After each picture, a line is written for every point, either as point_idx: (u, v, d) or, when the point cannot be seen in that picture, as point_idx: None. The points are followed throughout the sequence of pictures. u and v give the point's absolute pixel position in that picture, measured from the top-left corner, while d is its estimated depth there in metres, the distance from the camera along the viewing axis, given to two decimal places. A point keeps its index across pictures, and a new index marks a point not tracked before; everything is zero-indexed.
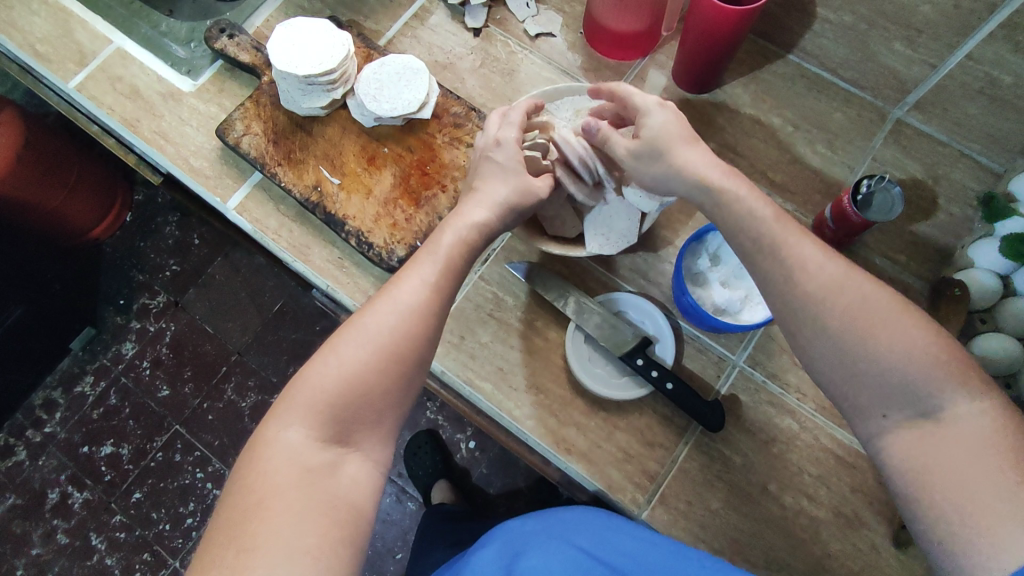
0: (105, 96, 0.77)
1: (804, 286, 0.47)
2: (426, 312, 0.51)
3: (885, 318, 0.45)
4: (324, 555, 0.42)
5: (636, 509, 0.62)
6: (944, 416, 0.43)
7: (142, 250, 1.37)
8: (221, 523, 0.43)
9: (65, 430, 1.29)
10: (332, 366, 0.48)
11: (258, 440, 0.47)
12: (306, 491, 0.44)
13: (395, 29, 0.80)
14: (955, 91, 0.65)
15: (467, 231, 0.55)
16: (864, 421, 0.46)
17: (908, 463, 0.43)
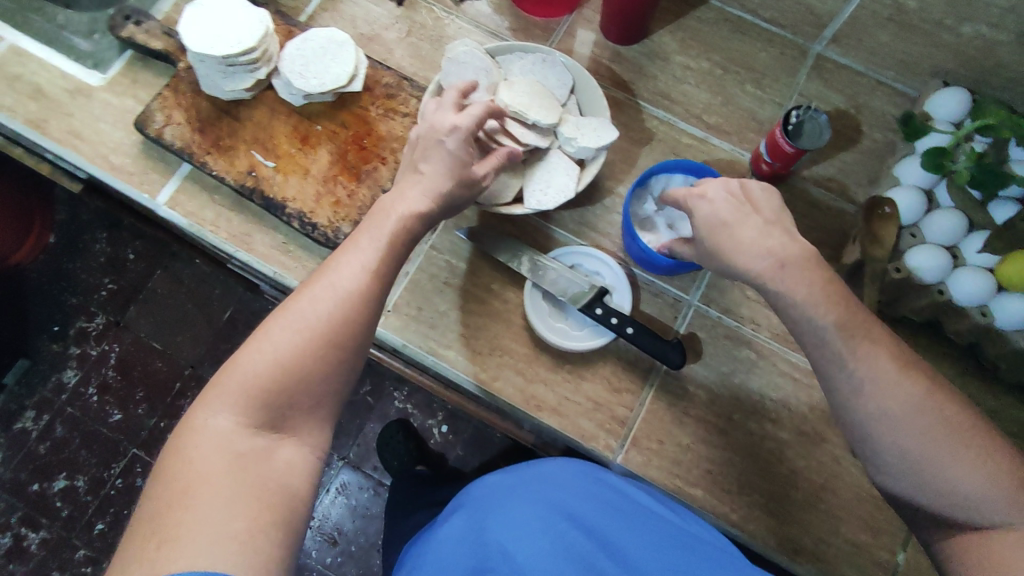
0: (5, 98, 0.71)
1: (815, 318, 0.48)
2: (365, 299, 0.50)
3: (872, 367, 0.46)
4: (253, 539, 0.42)
5: (611, 455, 0.63)
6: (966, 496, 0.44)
7: (70, 271, 1.29)
8: (145, 513, 0.42)
9: (10, 469, 1.22)
10: (265, 352, 0.47)
11: (183, 427, 0.46)
12: (235, 478, 0.44)
13: (315, 4, 0.77)
14: (867, 21, 0.67)
15: (410, 219, 0.54)
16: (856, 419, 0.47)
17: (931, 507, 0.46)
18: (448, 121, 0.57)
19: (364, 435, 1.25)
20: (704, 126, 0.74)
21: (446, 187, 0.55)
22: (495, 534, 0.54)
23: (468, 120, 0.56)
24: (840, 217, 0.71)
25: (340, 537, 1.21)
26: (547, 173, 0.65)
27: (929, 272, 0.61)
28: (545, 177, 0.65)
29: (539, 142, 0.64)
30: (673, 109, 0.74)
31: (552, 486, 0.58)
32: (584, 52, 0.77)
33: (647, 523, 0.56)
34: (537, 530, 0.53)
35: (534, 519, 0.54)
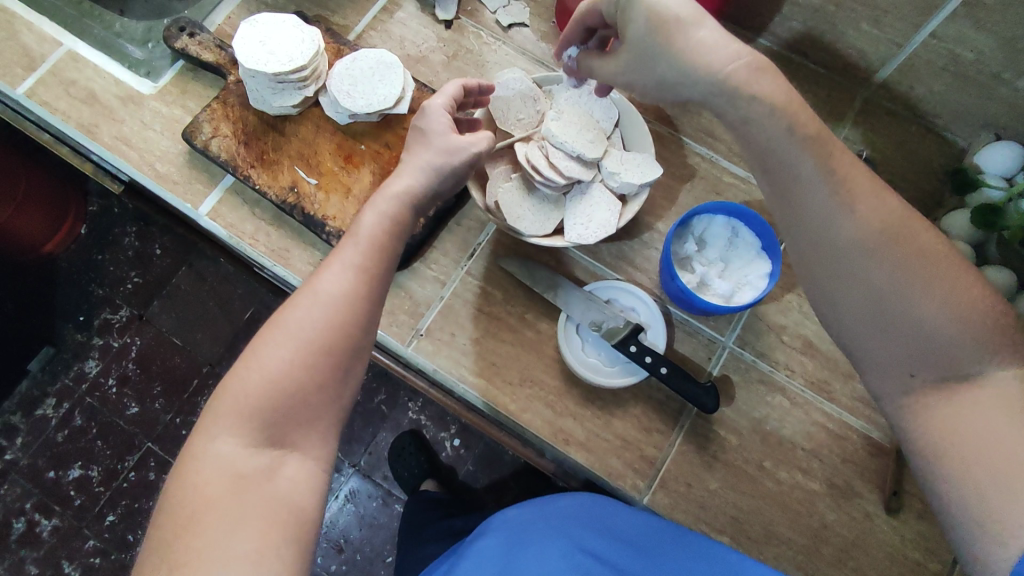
0: (58, 101, 0.73)
1: (854, 238, 0.45)
2: (351, 299, 0.49)
3: (911, 263, 0.45)
4: (265, 557, 0.41)
5: (637, 495, 0.62)
6: (976, 380, 0.45)
7: (100, 263, 1.31)
8: (154, 546, 0.41)
9: (27, 456, 1.23)
10: (255, 370, 0.46)
11: (185, 455, 0.45)
12: (241, 499, 0.43)
13: (364, 23, 0.78)
14: (921, 69, 0.67)
15: (394, 214, 0.53)
16: (887, 382, 0.48)
17: (931, 423, 0.46)
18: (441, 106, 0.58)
19: (377, 445, 1.25)
20: None
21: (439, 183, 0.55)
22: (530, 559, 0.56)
23: (439, 100, 0.58)
24: None
25: (346, 546, 1.21)
26: (587, 206, 0.64)
27: None
28: (585, 211, 0.64)
29: (583, 175, 0.63)
30: (716, 146, 0.74)
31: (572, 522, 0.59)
32: None
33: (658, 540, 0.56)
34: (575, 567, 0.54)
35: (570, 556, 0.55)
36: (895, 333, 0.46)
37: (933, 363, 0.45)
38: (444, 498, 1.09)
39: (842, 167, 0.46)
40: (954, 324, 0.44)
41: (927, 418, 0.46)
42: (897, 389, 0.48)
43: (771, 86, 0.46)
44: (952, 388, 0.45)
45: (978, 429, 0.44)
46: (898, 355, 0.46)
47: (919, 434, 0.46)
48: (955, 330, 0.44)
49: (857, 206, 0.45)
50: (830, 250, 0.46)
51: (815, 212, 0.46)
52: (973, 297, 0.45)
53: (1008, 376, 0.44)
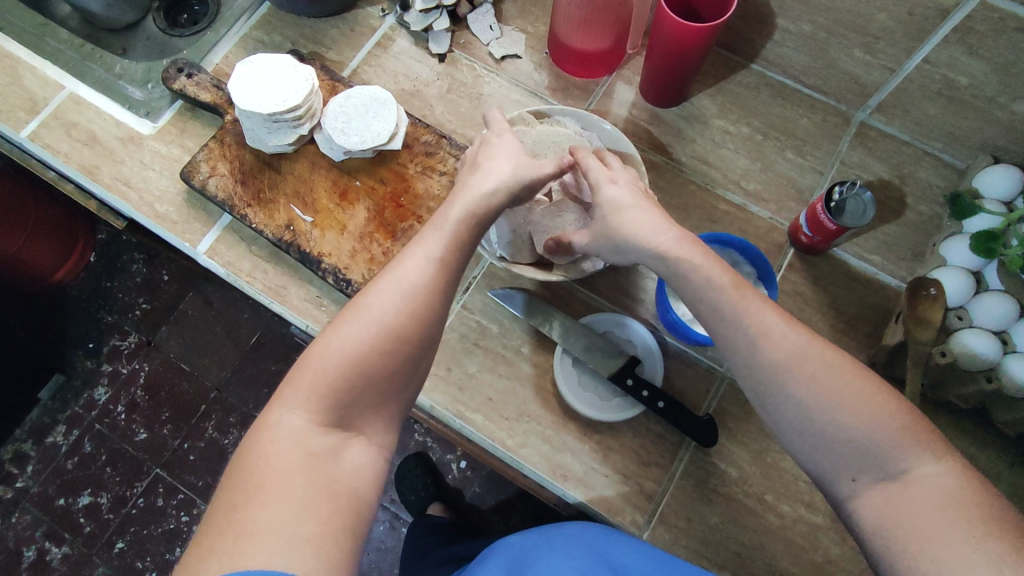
0: (61, 143, 0.74)
1: (766, 349, 0.46)
2: (432, 289, 0.50)
3: (824, 371, 0.45)
4: (324, 541, 0.40)
5: (636, 531, 0.61)
6: (909, 475, 0.42)
7: (108, 291, 1.33)
8: (217, 513, 0.41)
9: (38, 483, 1.24)
10: (336, 349, 0.47)
11: (260, 424, 0.45)
12: (309, 477, 0.42)
13: (359, 58, 0.79)
14: (915, 93, 0.66)
15: (478, 206, 0.54)
16: (834, 485, 0.45)
17: (884, 529, 0.42)
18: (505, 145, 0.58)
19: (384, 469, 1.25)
20: (743, 192, 0.73)
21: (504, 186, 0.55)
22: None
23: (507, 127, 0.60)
24: (883, 291, 0.69)
25: None
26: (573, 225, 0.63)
27: (977, 359, 0.58)
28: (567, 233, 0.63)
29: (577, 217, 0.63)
30: (709, 173, 0.74)
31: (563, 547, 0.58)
32: (621, 112, 0.77)
33: (638, 560, 0.54)
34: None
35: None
36: (823, 440, 0.44)
37: (869, 462, 0.43)
38: (449, 523, 1.08)
39: (754, 309, 0.47)
40: (874, 420, 0.43)
41: (873, 521, 0.42)
42: (844, 499, 0.44)
43: (700, 261, 0.50)
44: (892, 487, 0.42)
45: (921, 527, 0.40)
46: (836, 462, 0.44)
47: (873, 545, 0.42)
48: (877, 429, 0.43)
49: (765, 323, 0.47)
50: (739, 363, 0.47)
51: (733, 335, 0.48)
52: (886, 398, 0.44)
53: (937, 469, 0.42)
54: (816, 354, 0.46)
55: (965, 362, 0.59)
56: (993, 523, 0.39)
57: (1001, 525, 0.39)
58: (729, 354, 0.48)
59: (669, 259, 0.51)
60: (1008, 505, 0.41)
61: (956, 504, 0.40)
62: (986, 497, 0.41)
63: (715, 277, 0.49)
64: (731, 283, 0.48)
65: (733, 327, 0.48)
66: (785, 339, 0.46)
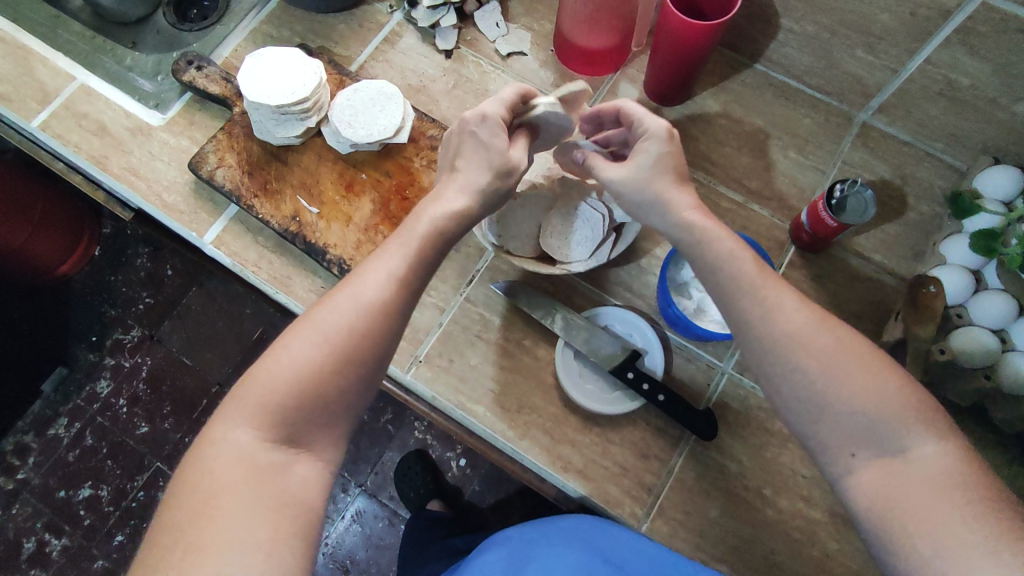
0: (71, 133, 0.75)
1: (779, 323, 0.47)
2: (388, 308, 0.49)
3: (832, 347, 0.45)
4: (275, 551, 0.41)
5: (636, 523, 0.62)
6: (910, 454, 0.43)
7: (113, 284, 1.33)
8: (163, 527, 0.41)
9: (39, 475, 1.24)
10: (285, 367, 0.46)
11: (204, 438, 0.46)
12: (256, 491, 0.43)
13: (366, 53, 0.80)
14: (917, 94, 0.67)
15: (444, 220, 0.52)
16: (832, 460, 0.45)
17: (879, 504, 0.42)
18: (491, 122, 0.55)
19: (383, 465, 1.25)
20: (745, 190, 0.74)
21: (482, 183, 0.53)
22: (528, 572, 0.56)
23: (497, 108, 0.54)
24: (883, 290, 0.70)
25: (352, 567, 1.20)
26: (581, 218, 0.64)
27: (975, 356, 0.60)
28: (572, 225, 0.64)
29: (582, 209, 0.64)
30: (712, 171, 0.75)
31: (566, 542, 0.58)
32: None
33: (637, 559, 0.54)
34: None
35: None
36: (827, 415, 0.45)
37: (870, 439, 0.44)
38: (448, 519, 1.09)
39: (773, 287, 0.48)
40: (879, 398, 0.44)
41: (869, 496, 0.43)
42: (841, 474, 0.45)
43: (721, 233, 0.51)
44: (892, 465, 0.43)
45: (916, 504, 0.41)
46: (836, 437, 0.45)
47: (866, 518, 0.43)
48: (883, 408, 0.44)
49: (782, 298, 0.48)
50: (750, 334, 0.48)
51: (749, 305, 0.48)
52: (893, 379, 0.45)
53: (939, 449, 0.42)
54: (827, 330, 0.46)
55: (964, 360, 0.60)
56: (989, 505, 0.40)
57: (998, 508, 0.40)
58: (740, 326, 0.49)
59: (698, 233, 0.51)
60: (1006, 492, 0.41)
61: (955, 483, 0.41)
62: (987, 480, 0.41)
63: (736, 249, 0.50)
64: (753, 258, 0.49)
65: (750, 299, 0.48)
66: (796, 314, 0.47)
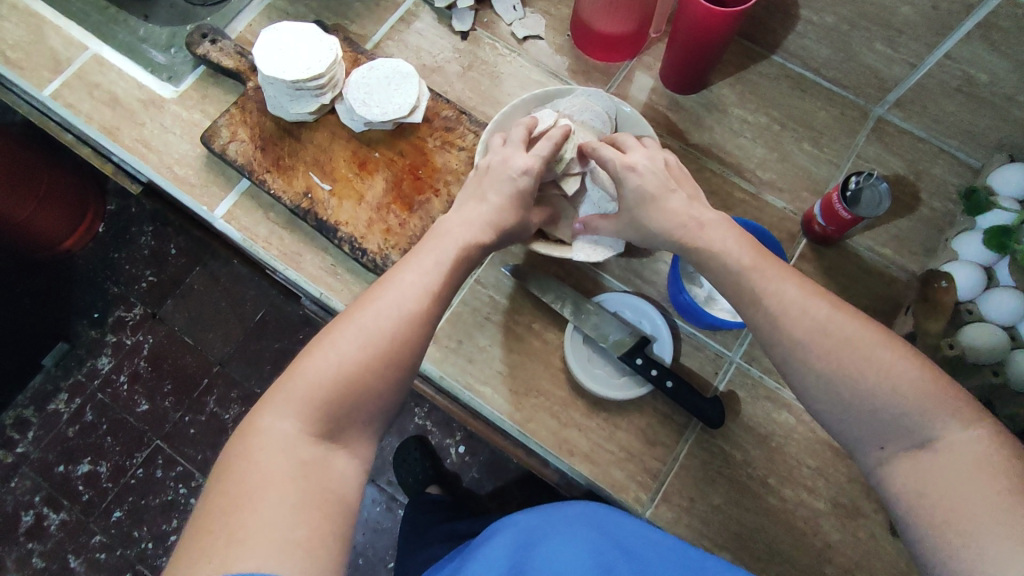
0: (82, 103, 0.74)
1: (784, 327, 0.48)
2: (428, 315, 0.50)
3: (850, 339, 0.46)
4: (316, 548, 0.40)
5: (640, 508, 0.62)
6: (938, 444, 0.43)
7: (116, 261, 1.33)
8: (205, 518, 0.41)
9: (39, 449, 1.24)
10: (332, 363, 0.47)
11: (246, 429, 0.45)
12: (300, 484, 0.43)
13: (382, 32, 0.79)
14: (934, 89, 0.67)
15: (473, 244, 0.55)
16: (864, 454, 0.46)
17: (909, 493, 0.43)
18: (520, 161, 0.58)
19: (383, 449, 1.25)
20: (758, 181, 0.74)
21: (507, 222, 0.58)
22: (540, 561, 0.54)
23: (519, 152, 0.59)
24: (893, 284, 0.70)
25: (349, 550, 1.21)
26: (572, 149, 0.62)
27: (982, 352, 0.59)
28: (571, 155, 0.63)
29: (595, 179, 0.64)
30: (727, 161, 0.75)
31: (575, 528, 0.56)
32: (640, 97, 0.77)
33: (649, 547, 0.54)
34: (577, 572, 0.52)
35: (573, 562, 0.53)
36: (851, 409, 0.46)
37: (896, 430, 0.44)
38: (446, 503, 1.09)
39: (773, 284, 0.50)
40: (906, 390, 0.44)
41: (900, 489, 0.44)
42: (874, 466, 0.46)
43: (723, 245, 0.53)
44: (920, 455, 0.43)
45: (943, 492, 0.41)
46: (864, 430, 0.46)
47: (899, 508, 0.44)
48: (905, 397, 0.44)
49: (783, 298, 0.49)
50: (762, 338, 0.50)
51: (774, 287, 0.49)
52: (917, 366, 0.45)
53: (968, 437, 0.42)
54: (838, 326, 0.47)
55: (970, 356, 0.60)
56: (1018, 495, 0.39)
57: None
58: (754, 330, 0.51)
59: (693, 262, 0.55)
60: None
61: (983, 470, 0.41)
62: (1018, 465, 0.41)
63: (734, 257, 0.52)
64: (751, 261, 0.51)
65: (750, 305, 0.51)
66: (805, 315, 0.48)
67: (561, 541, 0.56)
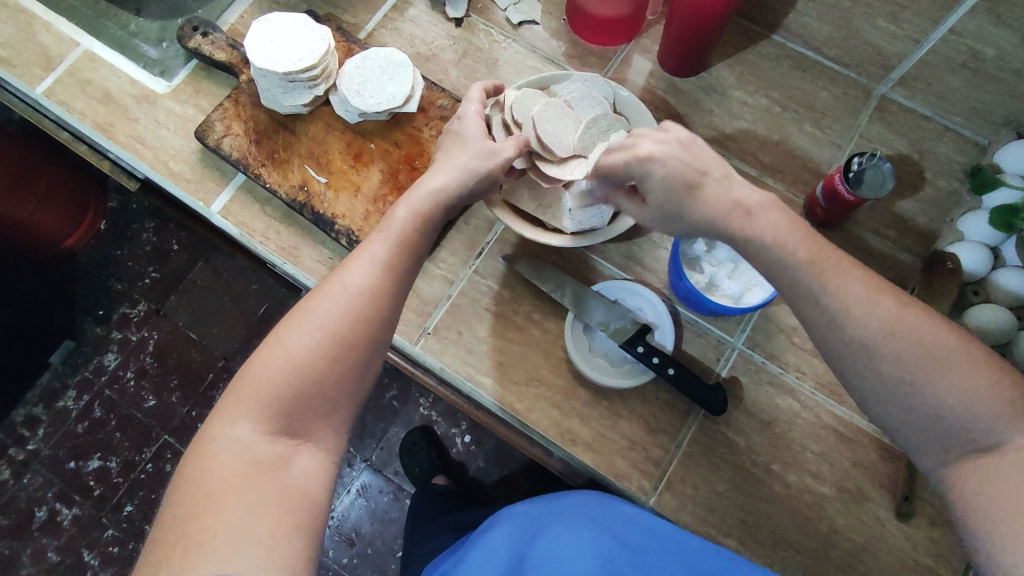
0: (76, 101, 0.74)
1: (854, 329, 0.45)
2: (379, 294, 0.49)
3: (923, 341, 0.43)
4: (276, 544, 0.41)
5: (643, 497, 0.62)
6: (1007, 449, 0.41)
7: (119, 258, 1.33)
8: (164, 528, 0.41)
9: (49, 446, 1.26)
10: (280, 358, 0.46)
11: (202, 436, 0.45)
12: (257, 485, 0.43)
13: (375, 21, 0.78)
14: (939, 65, 0.65)
15: (425, 206, 0.53)
16: (923, 457, 0.45)
17: (971, 502, 0.42)
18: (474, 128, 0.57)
19: (389, 440, 1.25)
20: (759, 164, 0.73)
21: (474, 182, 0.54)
22: (538, 549, 0.55)
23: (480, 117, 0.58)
24: (897, 266, 0.69)
25: (357, 540, 1.21)
26: (542, 108, 0.61)
27: (992, 333, 0.58)
28: (557, 125, 0.61)
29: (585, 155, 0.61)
30: (727, 144, 0.73)
31: (574, 517, 0.57)
32: (638, 82, 0.76)
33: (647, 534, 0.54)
34: (574, 557, 0.52)
35: (570, 549, 0.53)
36: (916, 412, 0.44)
37: (962, 435, 0.42)
38: (453, 493, 1.10)
39: (838, 282, 0.45)
40: (979, 396, 0.42)
41: (964, 498, 0.42)
42: (932, 468, 0.44)
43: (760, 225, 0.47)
44: (987, 460, 0.42)
45: (1013, 503, 0.40)
46: (926, 434, 0.44)
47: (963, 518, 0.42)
48: (977, 401, 0.42)
49: (851, 300, 0.45)
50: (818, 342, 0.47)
51: (817, 308, 0.46)
52: (996, 371, 0.43)
53: None
54: (911, 325, 0.44)
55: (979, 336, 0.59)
56: None
57: None
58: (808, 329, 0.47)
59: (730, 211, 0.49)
60: None
61: None
62: None
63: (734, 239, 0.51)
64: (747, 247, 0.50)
65: None
66: (872, 316, 0.44)
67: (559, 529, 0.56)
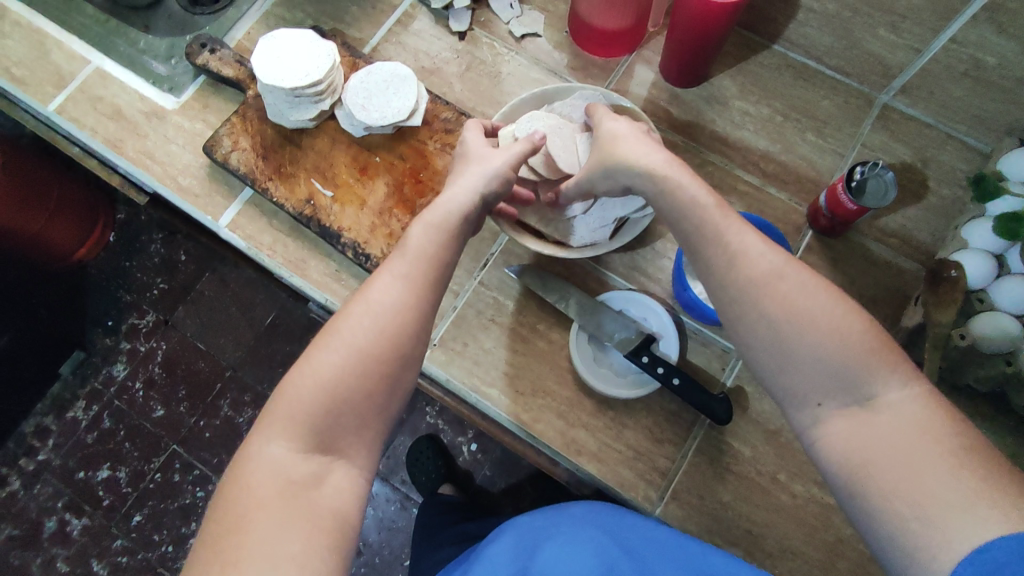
0: (86, 117, 0.75)
1: (741, 268, 0.47)
2: (405, 309, 0.49)
3: (798, 292, 0.45)
4: (310, 562, 0.41)
5: (649, 507, 0.62)
6: (877, 402, 0.43)
7: (128, 269, 1.34)
8: (200, 544, 0.42)
9: (59, 456, 1.27)
10: (312, 377, 0.47)
11: (240, 455, 0.46)
12: (291, 503, 0.43)
13: (379, 36, 0.79)
14: (940, 74, 0.65)
15: (453, 220, 0.53)
16: (799, 411, 0.45)
17: (843, 455, 0.43)
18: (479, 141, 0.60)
19: (395, 449, 1.26)
20: (762, 173, 0.73)
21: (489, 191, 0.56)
22: (542, 562, 0.54)
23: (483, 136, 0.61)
24: (901, 274, 0.69)
25: (365, 549, 1.22)
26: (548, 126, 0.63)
27: (994, 342, 0.59)
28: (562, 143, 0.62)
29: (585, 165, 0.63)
30: (729, 154, 0.74)
31: (579, 527, 0.57)
32: (640, 92, 0.77)
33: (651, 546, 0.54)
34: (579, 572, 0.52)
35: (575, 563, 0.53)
36: (790, 362, 0.45)
37: (837, 387, 0.44)
38: (460, 503, 1.10)
39: (734, 229, 0.48)
40: (850, 350, 0.44)
41: (840, 453, 0.43)
42: (809, 426, 0.45)
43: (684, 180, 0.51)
44: (861, 413, 0.43)
45: (883, 453, 0.41)
46: (805, 385, 0.45)
47: (836, 473, 0.43)
48: (849, 353, 0.44)
49: (745, 242, 0.48)
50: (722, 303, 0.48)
51: (711, 253, 0.48)
52: (857, 323, 0.45)
53: (906, 395, 0.42)
54: (793, 274, 0.46)
55: (985, 346, 0.59)
56: (961, 453, 0.39)
57: (968, 458, 0.39)
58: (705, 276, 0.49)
59: (657, 175, 0.52)
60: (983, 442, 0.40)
61: (924, 428, 0.41)
62: (951, 423, 0.41)
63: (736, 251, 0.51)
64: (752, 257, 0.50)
65: None
66: (762, 258, 0.47)
67: (564, 540, 0.56)
